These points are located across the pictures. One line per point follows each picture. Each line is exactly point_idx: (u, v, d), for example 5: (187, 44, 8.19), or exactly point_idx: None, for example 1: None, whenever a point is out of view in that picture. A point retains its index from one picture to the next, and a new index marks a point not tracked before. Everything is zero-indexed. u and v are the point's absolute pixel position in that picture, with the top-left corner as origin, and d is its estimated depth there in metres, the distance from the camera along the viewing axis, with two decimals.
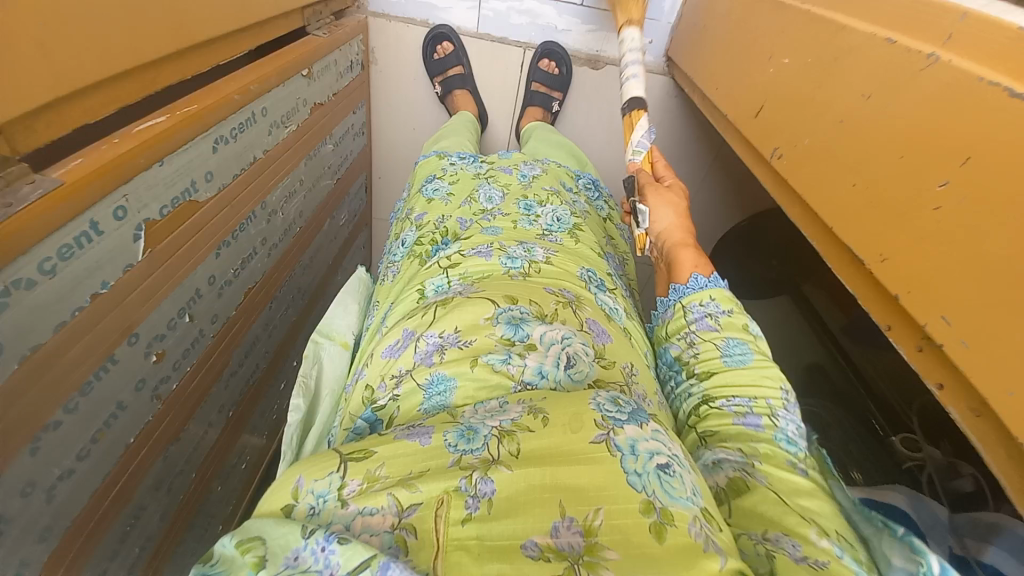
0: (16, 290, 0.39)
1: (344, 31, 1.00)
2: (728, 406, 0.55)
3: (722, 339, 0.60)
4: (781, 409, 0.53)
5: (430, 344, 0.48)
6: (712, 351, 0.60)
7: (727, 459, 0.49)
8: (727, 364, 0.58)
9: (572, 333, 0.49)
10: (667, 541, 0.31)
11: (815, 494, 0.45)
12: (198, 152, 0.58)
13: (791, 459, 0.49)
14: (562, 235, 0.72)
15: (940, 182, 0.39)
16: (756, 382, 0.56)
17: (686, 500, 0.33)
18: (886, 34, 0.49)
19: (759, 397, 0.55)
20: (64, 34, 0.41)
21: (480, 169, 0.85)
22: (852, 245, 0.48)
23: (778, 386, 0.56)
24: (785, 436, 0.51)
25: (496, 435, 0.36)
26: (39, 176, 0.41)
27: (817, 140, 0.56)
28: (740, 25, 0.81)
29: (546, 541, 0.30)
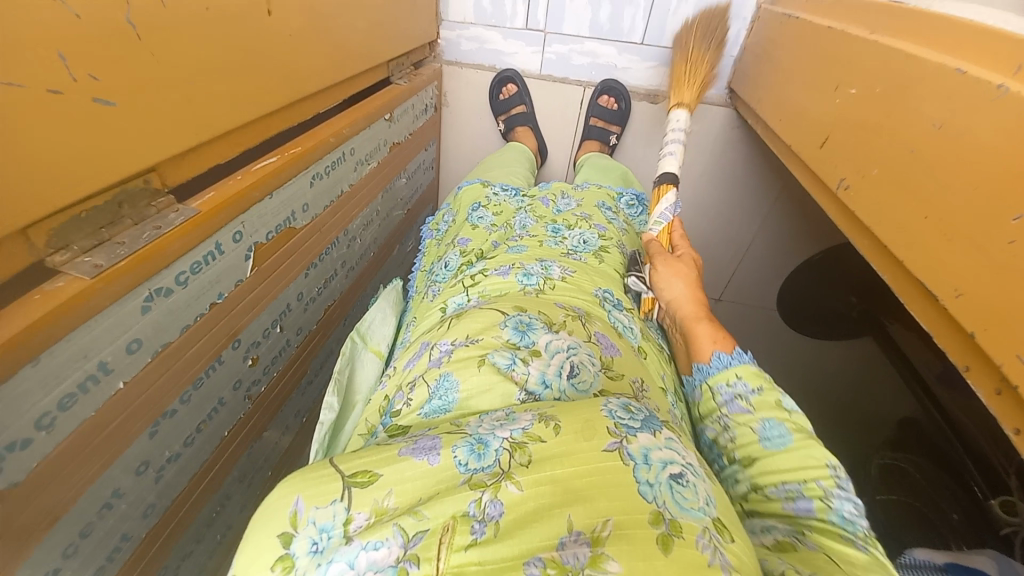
0: (157, 296, 0.48)
1: (421, 78, 1.12)
2: (778, 492, 0.51)
3: (757, 421, 0.56)
4: (835, 489, 0.49)
5: (442, 351, 0.52)
6: (749, 436, 0.56)
7: (776, 526, 0.49)
8: (767, 449, 0.54)
9: (578, 343, 0.51)
10: (673, 553, 0.31)
11: (875, 566, 0.43)
12: (299, 186, 0.69)
13: (851, 536, 0.46)
14: (587, 254, 0.76)
15: (1016, 215, 0.38)
16: (800, 465, 0.52)
17: (697, 511, 0.34)
18: (957, 64, 0.48)
19: (807, 480, 0.51)
20: (206, 94, 0.52)
21: (522, 203, 0.93)
22: (926, 280, 0.46)
23: (825, 463, 0.51)
24: (841, 517, 0.47)
25: (507, 448, 0.36)
26: (180, 207, 0.51)
27: (886, 171, 0.54)
28: (803, 56, 0.80)
29: (551, 556, 0.30)
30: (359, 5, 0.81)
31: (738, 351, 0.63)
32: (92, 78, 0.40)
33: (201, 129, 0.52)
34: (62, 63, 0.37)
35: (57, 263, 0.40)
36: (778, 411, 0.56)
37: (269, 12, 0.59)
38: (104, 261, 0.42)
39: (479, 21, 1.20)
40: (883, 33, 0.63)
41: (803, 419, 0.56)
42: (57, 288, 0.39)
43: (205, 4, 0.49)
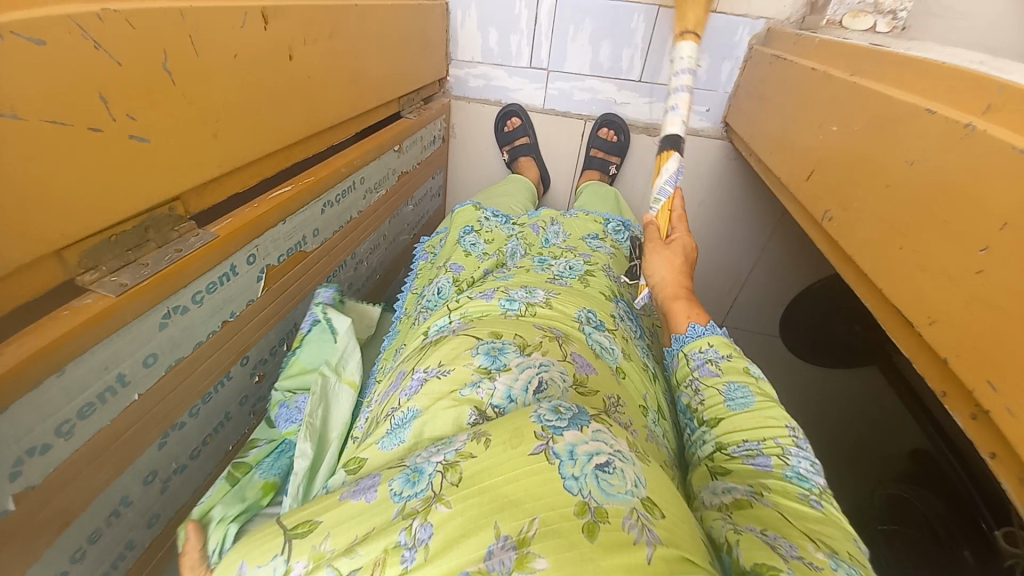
0: (174, 314, 0.51)
1: (431, 112, 1.18)
2: (739, 451, 0.55)
3: (724, 383, 0.62)
4: (792, 447, 0.54)
5: (415, 380, 0.54)
6: (716, 397, 0.61)
7: (735, 487, 0.51)
8: (731, 409, 0.59)
9: (549, 361, 0.53)
10: (598, 540, 0.32)
11: (826, 523, 0.46)
12: (311, 213, 0.73)
13: (804, 492, 0.50)
14: (572, 280, 0.80)
15: (981, 247, 0.40)
16: (760, 424, 0.57)
17: (624, 495, 0.35)
18: (928, 105, 0.51)
19: (767, 437, 0.55)
20: (231, 129, 0.57)
21: (513, 231, 0.99)
22: (904, 308, 0.48)
23: (785, 424, 0.56)
24: (796, 473, 0.51)
25: (440, 470, 0.38)
26: (200, 231, 0.55)
27: (866, 203, 0.57)
28: (791, 93, 0.85)
29: (478, 567, 0.31)
30: (373, 47, 0.88)
31: (709, 326, 0.71)
32: (131, 118, 0.44)
33: (225, 161, 0.57)
34: (104, 105, 0.42)
35: (86, 282, 0.44)
36: (746, 375, 0.62)
37: (291, 56, 0.65)
38: (129, 280, 0.46)
39: (486, 60, 1.27)
40: (863, 75, 0.67)
41: (768, 387, 0.61)
42: (85, 304, 0.43)
43: (234, 51, 0.55)
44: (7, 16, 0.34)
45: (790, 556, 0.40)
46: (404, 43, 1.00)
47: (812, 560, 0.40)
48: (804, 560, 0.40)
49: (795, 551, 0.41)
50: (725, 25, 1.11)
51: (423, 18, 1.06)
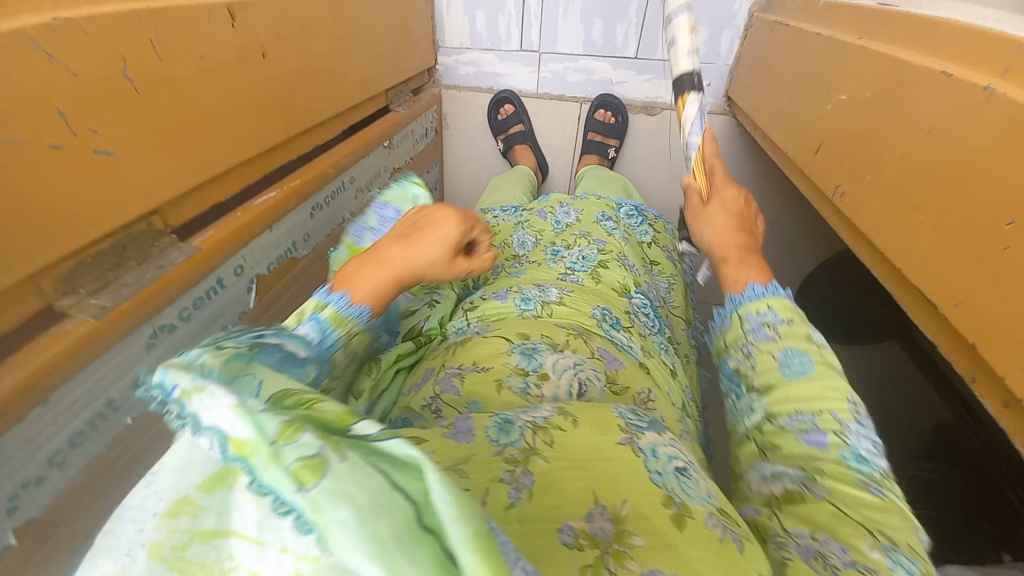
0: (161, 333, 0.49)
1: (421, 104, 1.15)
2: (790, 423, 0.50)
3: (781, 349, 0.55)
4: (852, 424, 0.48)
5: (450, 372, 0.53)
6: (770, 363, 0.55)
7: (786, 473, 0.48)
8: (787, 377, 0.53)
9: (583, 360, 0.54)
10: (687, 531, 0.34)
11: (888, 510, 0.43)
12: (299, 218, 0.71)
13: (862, 479, 0.45)
14: (583, 275, 0.80)
15: (1008, 220, 0.37)
16: (820, 394, 0.51)
17: (703, 499, 0.36)
18: (943, 67, 0.47)
19: (823, 410, 0.50)
20: (208, 136, 0.54)
21: (520, 217, 1.00)
22: (922, 288, 0.45)
23: (846, 398, 0.50)
24: (856, 455, 0.46)
25: (530, 427, 0.39)
26: (182, 245, 0.53)
27: (879, 177, 0.53)
28: (796, 61, 0.80)
29: (581, 527, 0.33)
30: (356, 40, 0.84)
31: (768, 285, 0.61)
32: (92, 132, 0.42)
33: (203, 171, 0.54)
34: (61, 119, 0.39)
35: (64, 307, 0.42)
36: (808, 344, 0.55)
37: (265, 56, 0.62)
38: (109, 303, 0.44)
39: (475, 46, 1.22)
40: (871, 38, 0.62)
41: (832, 355, 0.55)
42: (64, 330, 0.42)
43: (200, 53, 0.52)
44: None
45: (842, 566, 0.40)
46: (387, 34, 0.96)
47: (866, 565, 0.39)
48: (857, 566, 0.39)
49: (848, 556, 0.40)
50: None
51: (405, 6, 1.03)
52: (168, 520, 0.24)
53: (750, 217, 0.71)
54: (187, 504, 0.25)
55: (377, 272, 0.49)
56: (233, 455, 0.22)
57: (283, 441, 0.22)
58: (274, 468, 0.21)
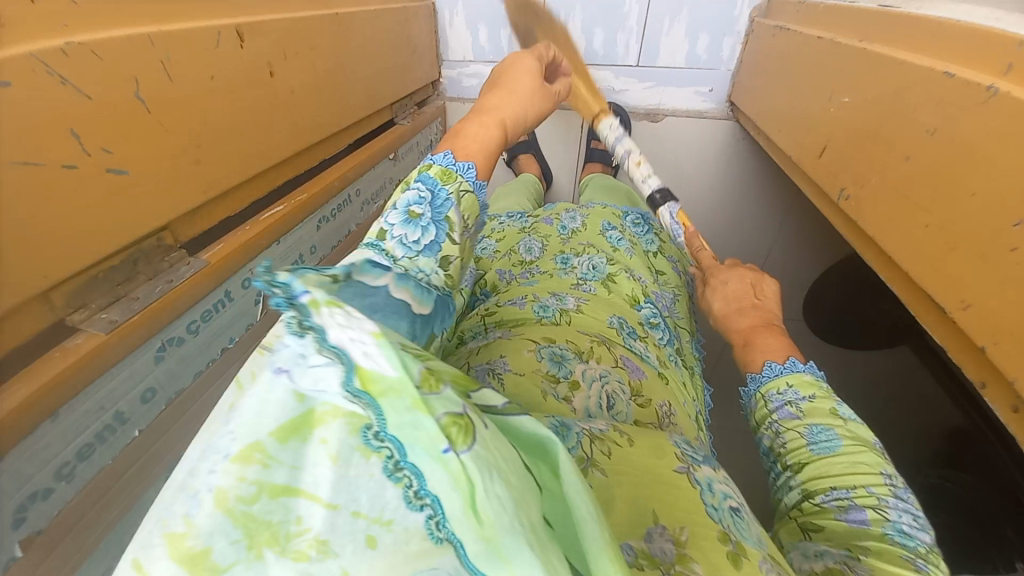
0: (169, 346, 0.50)
1: (425, 117, 1.16)
2: (829, 501, 0.51)
3: (805, 426, 0.57)
4: (888, 498, 0.49)
5: (482, 370, 0.59)
6: (798, 441, 0.57)
7: (828, 551, 0.46)
8: (817, 454, 0.55)
9: (608, 372, 0.61)
10: (743, 568, 0.37)
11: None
12: (306, 231, 0.72)
13: (908, 555, 0.45)
14: (596, 285, 0.81)
15: (1015, 220, 0.36)
16: (852, 470, 0.52)
17: (755, 542, 0.40)
18: (946, 67, 0.47)
19: (858, 484, 0.51)
20: (217, 153, 0.56)
21: (526, 224, 1.01)
22: (931, 288, 0.44)
23: (880, 471, 0.52)
24: (897, 530, 0.47)
25: (588, 437, 0.45)
26: (192, 259, 0.54)
27: (884, 178, 0.53)
28: (798, 64, 0.80)
29: (641, 547, 0.38)
30: (360, 55, 0.86)
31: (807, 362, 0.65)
32: (105, 151, 0.43)
33: (212, 186, 0.56)
34: (74, 140, 0.40)
35: (76, 322, 0.43)
36: (832, 418, 0.57)
37: (271, 73, 0.63)
38: (119, 316, 0.45)
39: (478, 58, 1.24)
40: (873, 40, 0.62)
41: (861, 430, 0.56)
42: (74, 345, 0.42)
43: (210, 73, 0.53)
44: None
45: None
46: (392, 49, 0.98)
47: None
48: None
49: None
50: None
51: (409, 21, 1.04)
52: (238, 467, 0.24)
53: (756, 293, 0.76)
54: (258, 452, 0.24)
55: (474, 143, 0.54)
56: (362, 390, 0.24)
57: (427, 391, 0.25)
58: (422, 421, 0.24)
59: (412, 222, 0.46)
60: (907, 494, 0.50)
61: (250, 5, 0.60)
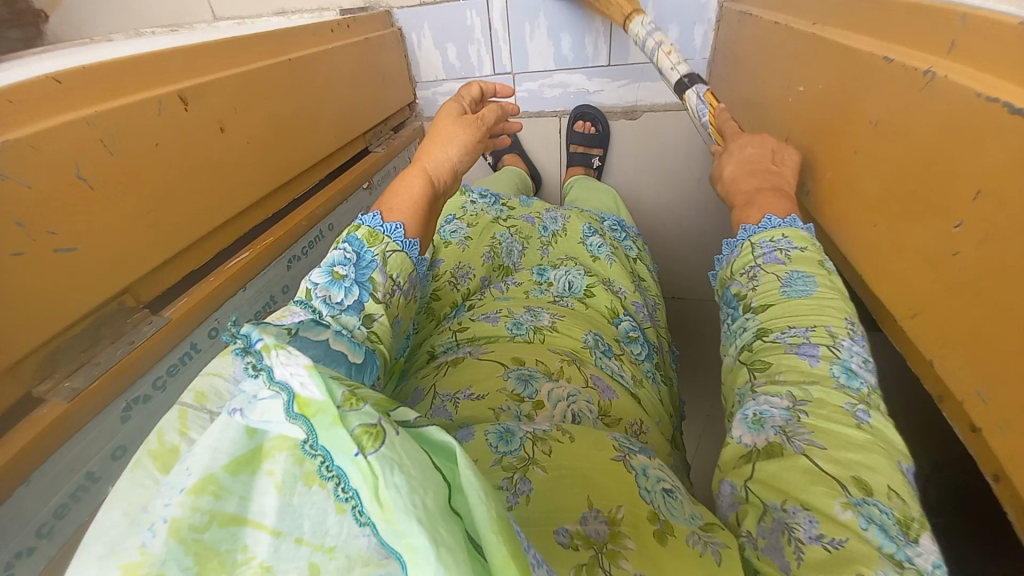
0: (136, 404, 0.53)
1: (401, 141, 1.17)
2: (782, 337, 0.48)
3: (786, 271, 0.51)
4: (846, 339, 0.46)
5: (444, 399, 0.55)
6: (772, 284, 0.51)
7: (770, 409, 0.43)
8: (788, 298, 0.50)
9: (577, 391, 0.57)
10: (669, 544, 0.36)
11: (869, 448, 0.39)
12: (276, 272, 0.75)
13: (850, 404, 0.42)
14: (573, 300, 0.80)
15: (955, 223, 0.33)
16: (816, 311, 0.48)
17: (686, 519, 0.39)
18: (887, 52, 0.43)
19: (818, 324, 0.47)
20: (171, 213, 0.58)
21: (500, 213, 0.97)
22: (883, 293, 0.41)
23: (845, 317, 0.48)
24: (845, 371, 0.44)
25: (530, 439, 0.43)
26: (155, 317, 0.57)
27: (838, 174, 0.49)
28: (762, 52, 0.76)
29: (576, 529, 0.36)
30: (323, 93, 0.88)
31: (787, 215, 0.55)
32: (51, 233, 0.45)
33: (169, 245, 0.58)
34: (19, 229, 0.43)
35: (42, 393, 0.46)
36: (818, 268, 0.51)
37: (222, 128, 0.65)
38: (82, 384, 0.48)
39: (450, 76, 1.24)
40: (825, 23, 0.58)
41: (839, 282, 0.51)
42: (41, 415, 0.45)
43: (154, 139, 0.55)
44: None
45: (807, 539, 0.35)
46: (358, 82, 1.00)
47: (834, 537, 0.35)
48: (824, 541, 0.35)
49: (815, 529, 0.36)
50: None
51: (373, 51, 1.06)
52: (193, 497, 0.24)
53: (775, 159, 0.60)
54: (212, 484, 0.25)
55: (399, 197, 0.55)
56: (298, 413, 0.25)
57: (348, 407, 0.25)
58: (338, 433, 0.24)
59: (336, 283, 0.46)
60: (864, 338, 0.47)
61: (195, 67, 0.63)
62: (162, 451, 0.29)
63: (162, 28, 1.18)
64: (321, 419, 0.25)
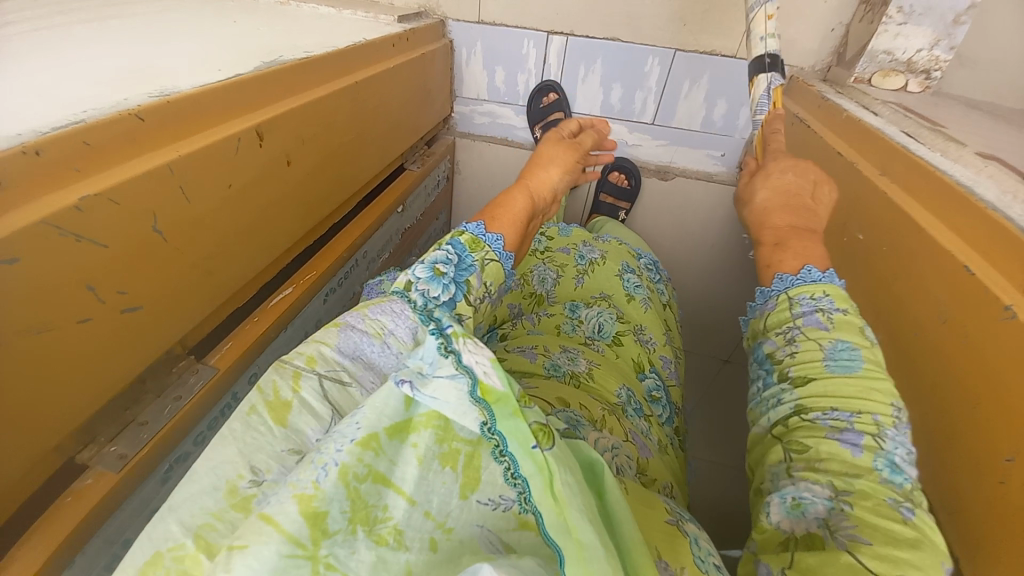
0: (177, 464, 0.50)
1: (435, 158, 1.13)
2: (823, 419, 0.44)
3: (829, 339, 0.47)
4: (891, 428, 0.42)
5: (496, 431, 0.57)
6: (814, 353, 0.47)
7: (810, 497, 0.40)
8: (829, 370, 0.46)
9: (619, 445, 0.57)
10: None
11: (919, 549, 0.37)
12: (313, 309, 0.71)
13: (894, 499, 0.39)
14: (603, 345, 0.84)
15: (1006, 456, 0.39)
16: (861, 395, 0.44)
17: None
18: (965, 256, 0.47)
19: (863, 409, 0.43)
20: (227, 255, 0.54)
21: (540, 246, 1.08)
22: (926, 481, 0.48)
23: (891, 401, 0.44)
24: (890, 463, 0.41)
25: None
26: (200, 365, 0.53)
27: (892, 339, 0.55)
28: (815, 171, 0.81)
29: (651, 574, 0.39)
30: (377, 116, 0.83)
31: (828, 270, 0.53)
32: (121, 293, 0.41)
33: (222, 290, 0.54)
34: (91, 293, 0.39)
35: (85, 459, 0.43)
36: (860, 338, 0.47)
37: (288, 162, 0.61)
38: (128, 450, 0.44)
39: (492, 98, 1.21)
40: (892, 181, 0.63)
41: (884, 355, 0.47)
42: (86, 486, 0.42)
43: (228, 181, 0.51)
44: None
45: None
46: (409, 100, 0.96)
47: None
48: None
49: None
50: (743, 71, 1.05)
51: (426, 68, 1.01)
52: (360, 448, 0.33)
53: (812, 196, 0.60)
54: (373, 441, 0.34)
55: (502, 210, 0.55)
56: (481, 397, 0.32)
57: (524, 404, 0.32)
58: (520, 424, 0.31)
59: (437, 278, 0.46)
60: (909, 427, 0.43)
61: (270, 94, 0.58)
62: (278, 404, 0.40)
63: None
64: (506, 402, 0.32)
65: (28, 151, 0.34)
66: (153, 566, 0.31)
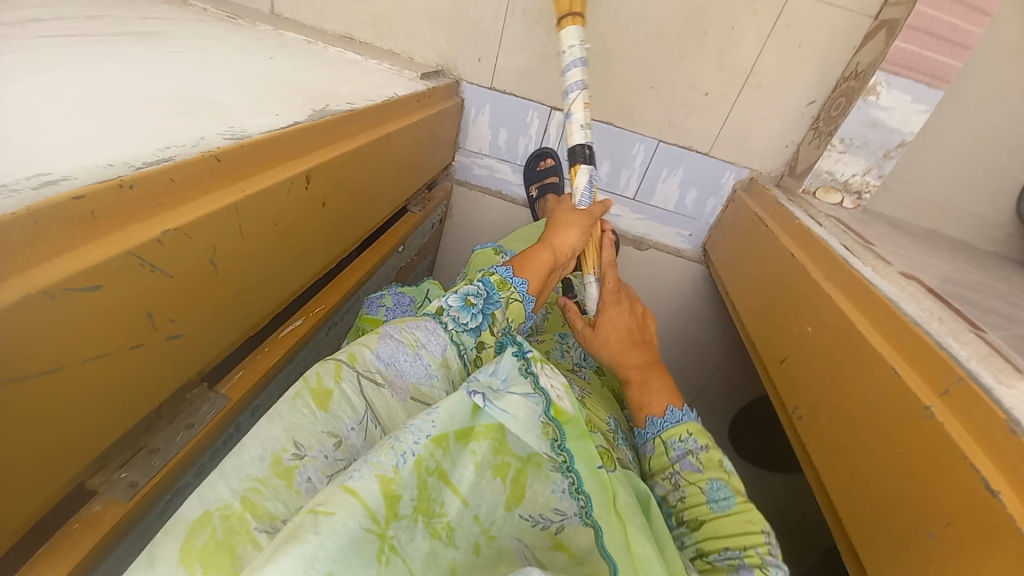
0: (178, 495, 0.48)
1: (435, 203, 1.19)
2: (721, 559, 0.49)
3: (705, 481, 0.54)
4: (771, 557, 0.48)
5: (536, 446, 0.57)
6: (696, 496, 0.54)
7: None
8: (713, 512, 0.52)
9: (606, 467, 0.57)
10: None
11: None
12: (316, 341, 0.73)
13: None
14: (588, 372, 0.89)
15: (929, 532, 0.48)
16: (741, 529, 0.50)
17: None
18: (893, 360, 0.59)
19: (745, 543, 0.49)
20: (259, 287, 0.55)
21: None
22: (861, 549, 0.56)
23: (764, 531, 0.51)
24: None
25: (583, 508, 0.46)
26: (212, 394, 0.53)
27: (834, 420, 0.65)
28: (771, 265, 0.95)
29: None
30: (397, 163, 0.89)
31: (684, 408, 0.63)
32: (171, 322, 0.43)
33: (246, 321, 0.55)
34: (148, 320, 0.40)
35: (95, 485, 0.42)
36: (723, 472, 0.56)
37: (324, 204, 0.64)
38: (140, 478, 0.44)
39: (492, 155, 1.31)
40: (835, 285, 0.77)
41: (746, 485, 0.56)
42: (94, 514, 0.41)
43: (275, 220, 0.54)
44: (67, 274, 0.32)
45: None
46: (422, 150, 1.02)
47: None
48: None
49: None
50: (714, 168, 1.22)
51: (439, 122, 1.09)
52: (434, 444, 0.40)
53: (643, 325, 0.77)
54: (444, 439, 0.41)
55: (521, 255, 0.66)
56: (554, 416, 0.43)
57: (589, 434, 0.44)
58: (588, 446, 0.43)
59: (466, 308, 0.56)
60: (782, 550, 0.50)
61: (319, 140, 0.62)
62: (320, 392, 0.44)
63: (212, 6, 1.07)
64: (575, 422, 0.44)
65: (124, 185, 0.36)
66: (202, 524, 0.36)
